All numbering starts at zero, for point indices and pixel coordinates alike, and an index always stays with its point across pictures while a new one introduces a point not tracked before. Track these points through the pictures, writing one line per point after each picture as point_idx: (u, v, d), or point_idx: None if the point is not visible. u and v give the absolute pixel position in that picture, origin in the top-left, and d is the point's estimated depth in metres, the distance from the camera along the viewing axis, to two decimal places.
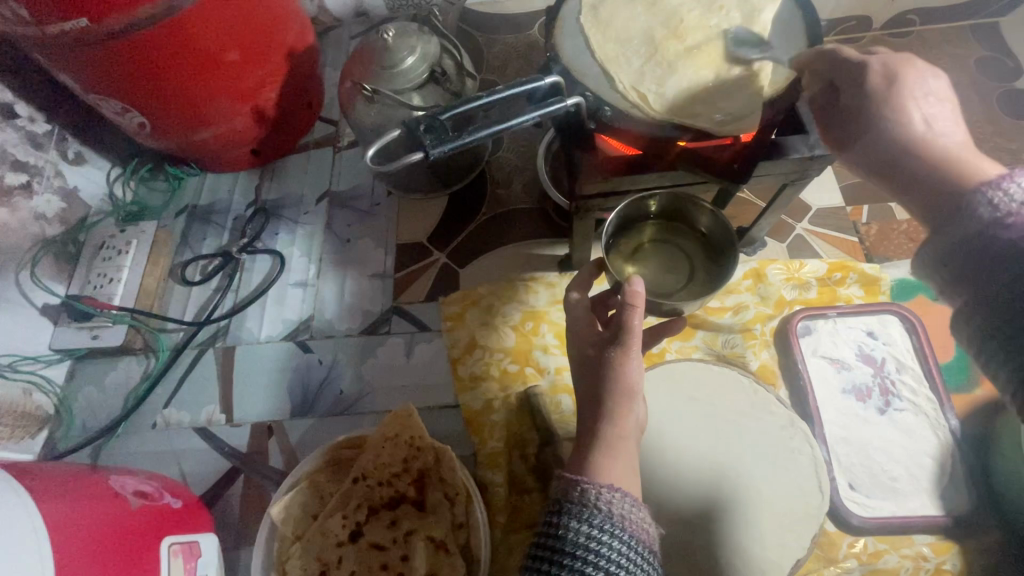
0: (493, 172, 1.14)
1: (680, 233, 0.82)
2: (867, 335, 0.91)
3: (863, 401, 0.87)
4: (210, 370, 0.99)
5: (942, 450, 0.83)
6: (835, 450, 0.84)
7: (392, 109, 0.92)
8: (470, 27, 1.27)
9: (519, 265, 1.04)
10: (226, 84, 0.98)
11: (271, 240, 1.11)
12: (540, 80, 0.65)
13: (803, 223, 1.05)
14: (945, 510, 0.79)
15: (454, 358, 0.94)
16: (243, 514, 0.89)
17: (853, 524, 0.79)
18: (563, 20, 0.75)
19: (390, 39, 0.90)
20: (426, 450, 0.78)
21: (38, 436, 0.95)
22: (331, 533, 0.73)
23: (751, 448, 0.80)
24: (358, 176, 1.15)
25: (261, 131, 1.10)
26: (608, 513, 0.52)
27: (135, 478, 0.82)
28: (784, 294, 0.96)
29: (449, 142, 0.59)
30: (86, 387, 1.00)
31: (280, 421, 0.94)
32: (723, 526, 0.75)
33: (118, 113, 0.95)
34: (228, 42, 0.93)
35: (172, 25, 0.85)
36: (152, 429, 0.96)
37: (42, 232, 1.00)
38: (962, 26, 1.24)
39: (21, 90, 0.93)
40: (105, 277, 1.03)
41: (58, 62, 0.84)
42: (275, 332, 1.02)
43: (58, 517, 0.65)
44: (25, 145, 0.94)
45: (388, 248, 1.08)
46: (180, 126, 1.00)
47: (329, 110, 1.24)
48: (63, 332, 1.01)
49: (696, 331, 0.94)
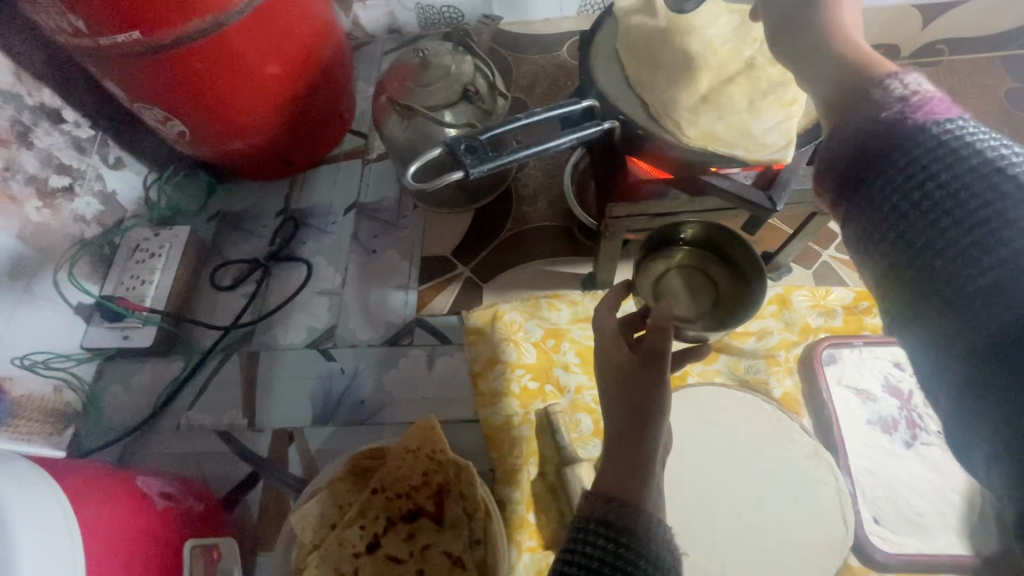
0: (519, 189, 1.15)
1: (709, 262, 0.81)
2: (893, 365, 0.90)
3: (889, 434, 0.86)
4: (234, 374, 1.01)
5: (971, 487, 0.81)
6: (859, 482, 0.83)
7: (425, 127, 0.94)
8: (501, 46, 1.29)
9: (541, 282, 1.05)
10: (263, 96, 1.01)
11: (299, 248, 1.13)
12: (576, 104, 0.67)
13: (830, 250, 1.04)
14: (974, 550, 0.77)
15: (475, 371, 0.95)
16: (262, 519, 0.89)
17: (877, 560, 0.78)
18: (598, 46, 0.77)
19: (425, 58, 0.93)
20: (446, 464, 0.78)
21: (66, 432, 0.96)
22: (349, 543, 0.73)
23: (774, 479, 0.79)
24: (386, 188, 1.18)
25: (294, 142, 1.13)
26: (637, 531, 0.51)
27: (159, 479, 0.83)
28: (809, 321, 0.95)
29: (487, 162, 0.61)
30: (113, 386, 1.02)
31: (301, 428, 0.95)
32: (743, 553, 0.74)
33: (160, 121, 0.99)
34: (269, 56, 0.96)
35: (217, 38, 0.88)
36: (175, 432, 0.97)
37: (80, 233, 1.02)
38: (991, 57, 1.24)
39: (69, 97, 0.97)
40: (138, 279, 1.04)
41: (109, 72, 0.88)
42: (299, 339, 1.03)
43: (87, 515, 0.66)
44: (70, 149, 0.98)
45: (412, 260, 1.10)
46: (219, 136, 1.03)
47: (360, 123, 1.27)
48: (95, 331, 1.03)
49: (719, 355, 0.94)
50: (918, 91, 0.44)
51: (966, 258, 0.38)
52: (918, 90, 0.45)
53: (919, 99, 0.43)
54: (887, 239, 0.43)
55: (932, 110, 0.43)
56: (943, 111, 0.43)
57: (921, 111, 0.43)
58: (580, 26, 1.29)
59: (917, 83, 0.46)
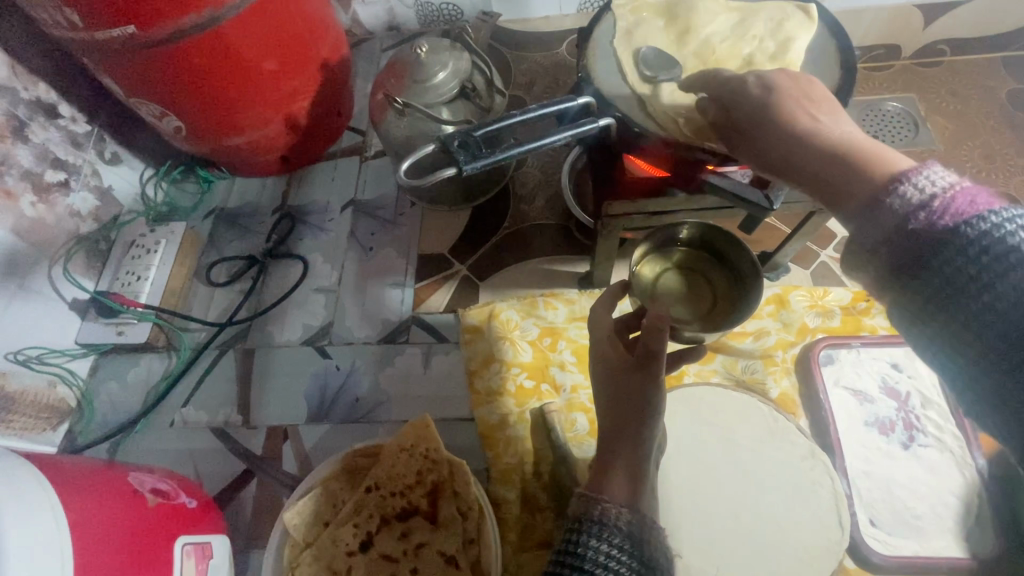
0: (517, 187, 1.14)
1: (706, 262, 0.80)
2: (891, 366, 0.89)
3: (886, 435, 0.85)
4: (229, 371, 1.01)
5: (968, 489, 0.80)
6: (856, 484, 0.82)
7: (422, 123, 0.93)
8: (500, 44, 1.29)
9: (538, 281, 1.05)
10: (261, 92, 1.00)
11: (296, 245, 1.13)
12: (573, 100, 0.67)
13: (828, 250, 1.04)
14: (970, 553, 0.77)
15: (471, 370, 0.94)
16: (256, 517, 0.89)
17: (872, 561, 0.77)
18: (595, 42, 0.77)
19: (423, 55, 0.92)
20: (440, 463, 0.78)
21: (60, 428, 0.96)
22: (342, 542, 0.73)
23: (770, 481, 0.79)
24: (383, 186, 1.17)
25: (292, 138, 1.12)
26: (627, 532, 0.51)
27: (152, 476, 0.83)
28: (807, 321, 0.95)
29: (482, 158, 0.60)
30: (108, 382, 1.02)
31: (296, 425, 0.95)
32: (737, 555, 0.74)
33: (156, 117, 0.98)
34: (266, 52, 0.95)
35: (214, 33, 0.87)
36: (169, 428, 0.97)
37: (76, 228, 1.02)
38: (993, 58, 1.24)
39: (65, 91, 0.96)
40: (133, 275, 1.04)
41: (105, 67, 0.87)
42: (295, 336, 1.03)
43: (78, 511, 0.66)
44: (65, 144, 0.97)
45: (410, 258, 1.09)
46: (215, 132, 1.03)
47: (358, 120, 1.26)
48: (90, 326, 1.03)
49: (716, 355, 0.93)
50: (936, 192, 0.42)
51: (974, 300, 0.39)
52: (938, 188, 0.43)
53: (916, 187, 0.44)
54: (907, 295, 0.44)
55: (920, 189, 0.43)
56: (978, 202, 0.41)
57: (948, 215, 0.41)
58: (580, 24, 1.28)
59: (938, 176, 0.44)
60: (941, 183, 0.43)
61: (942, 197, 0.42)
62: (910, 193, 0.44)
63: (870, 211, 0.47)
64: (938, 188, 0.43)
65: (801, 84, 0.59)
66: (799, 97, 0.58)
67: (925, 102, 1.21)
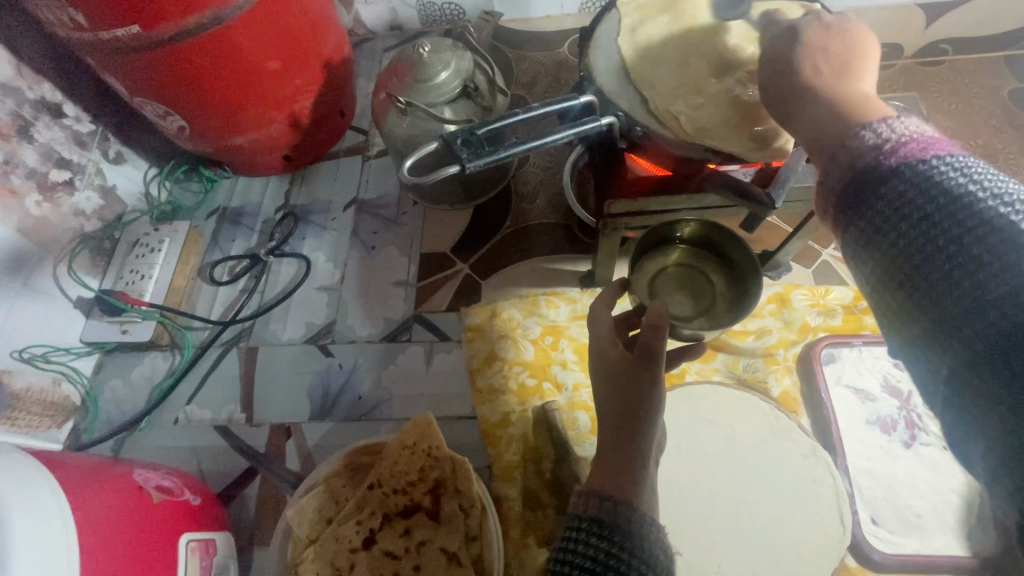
0: (519, 186, 1.15)
1: (705, 261, 0.81)
2: (893, 365, 0.89)
3: (888, 433, 0.85)
4: (232, 369, 1.01)
5: (970, 488, 0.80)
6: (857, 482, 0.83)
7: (424, 122, 0.94)
8: (502, 43, 1.29)
9: (539, 279, 1.05)
10: (264, 92, 1.01)
11: (299, 244, 1.13)
12: (574, 99, 0.67)
13: (830, 250, 1.04)
14: (972, 552, 0.77)
15: (473, 368, 0.95)
16: (259, 514, 0.89)
17: (874, 560, 0.77)
18: (598, 41, 0.77)
19: (425, 54, 0.92)
20: (443, 460, 0.78)
21: (64, 426, 0.97)
22: (345, 538, 0.74)
23: (771, 479, 0.79)
24: (386, 185, 1.18)
25: (295, 137, 1.13)
26: (630, 529, 0.51)
27: (156, 472, 0.83)
28: (808, 320, 0.95)
29: (485, 156, 0.61)
30: (112, 379, 1.03)
31: (299, 423, 0.95)
32: (738, 552, 0.74)
33: (160, 116, 0.99)
34: (269, 52, 0.96)
35: (217, 33, 0.88)
36: (173, 425, 0.97)
37: (81, 227, 1.03)
38: (996, 57, 1.23)
39: (70, 91, 0.97)
40: (137, 274, 1.05)
41: (109, 66, 0.88)
42: (297, 335, 1.03)
43: (83, 507, 0.66)
44: (70, 144, 0.98)
45: (412, 257, 1.10)
46: (219, 131, 1.04)
47: (361, 119, 1.27)
48: (95, 324, 1.04)
49: (717, 354, 0.93)
50: (891, 132, 0.46)
51: (971, 264, 0.38)
52: (896, 134, 0.46)
53: (877, 129, 0.47)
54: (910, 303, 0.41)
55: (882, 132, 0.46)
56: (929, 147, 0.43)
57: (894, 155, 0.44)
58: (581, 24, 1.29)
59: (902, 126, 0.46)
60: (900, 131, 0.46)
61: (894, 141, 0.45)
62: (876, 132, 0.47)
63: (837, 144, 0.49)
64: (889, 134, 0.46)
65: (837, 40, 0.56)
66: (820, 54, 0.55)
67: (928, 102, 1.20)
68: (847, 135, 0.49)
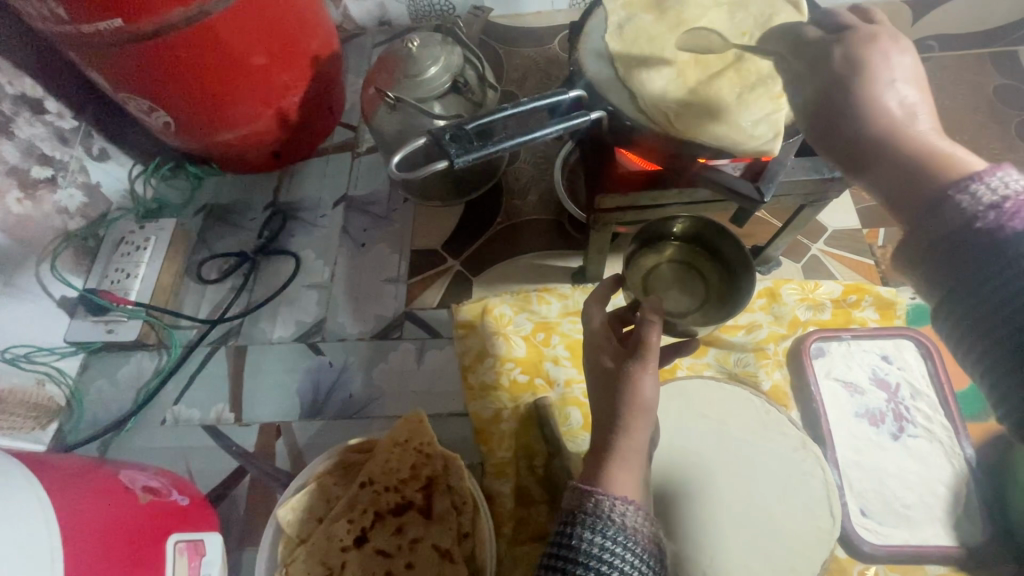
0: (510, 182, 1.14)
1: (697, 256, 0.81)
2: (881, 358, 0.90)
3: (876, 426, 0.86)
4: (221, 368, 1.00)
5: (957, 479, 0.81)
6: (847, 475, 0.83)
7: (413, 117, 0.93)
8: (492, 39, 1.29)
9: (531, 275, 1.05)
10: (251, 87, 0.99)
11: (288, 242, 1.12)
12: (564, 93, 0.67)
13: (819, 244, 1.05)
14: (959, 541, 0.78)
15: (465, 365, 0.94)
16: (249, 514, 0.89)
17: (864, 551, 0.78)
18: (587, 35, 0.77)
19: (414, 49, 0.91)
20: (434, 457, 0.78)
21: (49, 428, 0.95)
22: (336, 538, 0.73)
23: (762, 472, 0.79)
24: (376, 182, 1.17)
25: (283, 134, 1.11)
26: (621, 524, 0.52)
27: (144, 473, 0.82)
28: (798, 314, 0.95)
29: (474, 150, 0.60)
30: (98, 380, 1.01)
31: (289, 422, 0.94)
32: (728, 544, 0.75)
33: (145, 112, 0.97)
34: (255, 46, 0.94)
35: (202, 27, 0.86)
36: (161, 426, 0.96)
37: (64, 226, 1.01)
38: (981, 53, 1.25)
39: (51, 87, 0.95)
40: (122, 273, 1.03)
41: (91, 60, 0.86)
42: (287, 333, 1.02)
43: (68, 509, 0.65)
44: (52, 140, 0.96)
45: (403, 254, 1.09)
46: (205, 127, 1.02)
47: (349, 115, 1.26)
48: (78, 324, 1.02)
49: (708, 349, 0.94)
50: (1009, 195, 0.41)
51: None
52: (1009, 192, 0.41)
53: (976, 195, 0.42)
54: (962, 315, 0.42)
55: (981, 196, 0.42)
56: None
57: (1018, 219, 0.40)
58: (571, 19, 1.28)
59: (1011, 180, 0.42)
60: (1002, 189, 0.42)
61: (1001, 206, 0.41)
62: (978, 195, 0.42)
63: (931, 208, 0.44)
64: (997, 198, 0.41)
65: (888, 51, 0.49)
66: (885, 80, 0.48)
67: None
68: (937, 197, 0.44)
